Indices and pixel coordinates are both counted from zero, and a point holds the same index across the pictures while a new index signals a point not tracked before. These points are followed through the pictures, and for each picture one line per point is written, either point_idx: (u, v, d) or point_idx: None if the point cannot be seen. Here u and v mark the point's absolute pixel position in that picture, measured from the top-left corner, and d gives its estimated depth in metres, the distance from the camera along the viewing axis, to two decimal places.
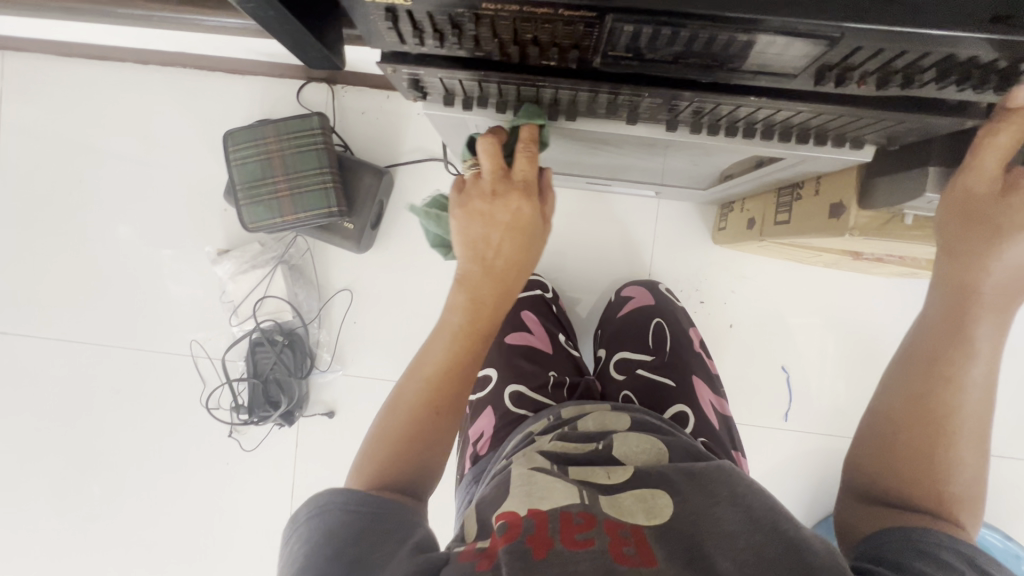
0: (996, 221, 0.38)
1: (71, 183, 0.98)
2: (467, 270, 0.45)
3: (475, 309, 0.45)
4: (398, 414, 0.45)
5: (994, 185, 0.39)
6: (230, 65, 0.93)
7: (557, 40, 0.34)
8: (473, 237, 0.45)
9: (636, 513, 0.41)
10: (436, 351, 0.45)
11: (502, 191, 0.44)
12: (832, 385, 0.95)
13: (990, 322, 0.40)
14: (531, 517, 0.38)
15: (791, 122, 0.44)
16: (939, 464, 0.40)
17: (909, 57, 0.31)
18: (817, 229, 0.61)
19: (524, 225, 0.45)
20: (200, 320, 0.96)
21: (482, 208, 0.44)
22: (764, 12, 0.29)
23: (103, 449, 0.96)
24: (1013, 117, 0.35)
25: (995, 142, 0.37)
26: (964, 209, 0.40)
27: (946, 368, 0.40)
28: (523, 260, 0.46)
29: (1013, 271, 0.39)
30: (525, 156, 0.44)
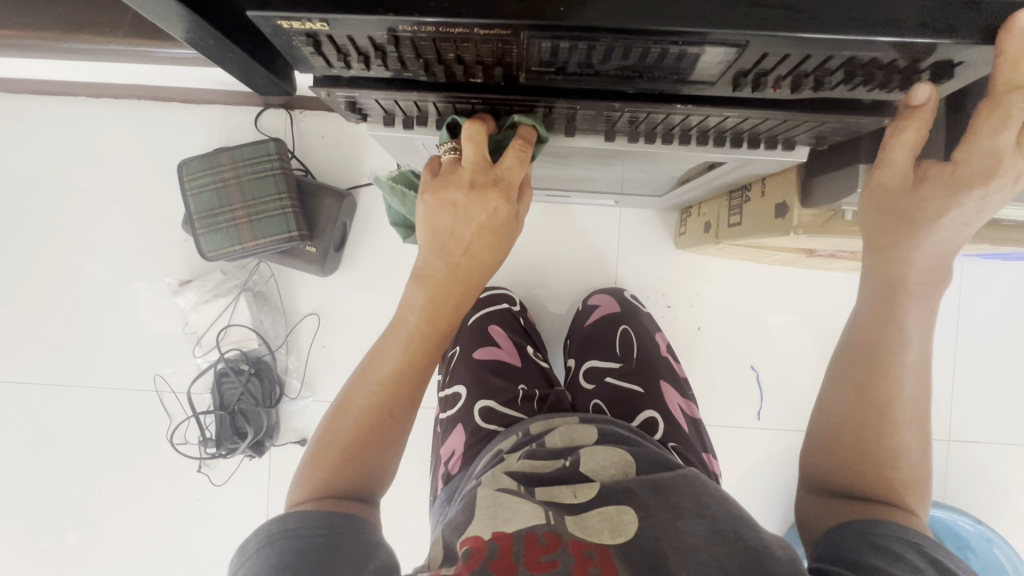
0: (911, 212, 0.39)
1: (25, 221, 0.95)
2: (431, 267, 0.44)
3: (433, 309, 0.44)
4: (351, 414, 0.44)
5: (906, 178, 0.39)
6: (186, 95, 0.92)
7: (479, 58, 0.34)
8: (443, 231, 0.43)
9: (601, 533, 0.40)
10: (394, 353, 0.45)
11: (481, 186, 0.42)
12: (802, 381, 0.96)
13: (918, 308, 0.41)
14: (496, 541, 0.37)
15: (725, 127, 0.45)
16: (886, 450, 0.41)
17: (815, 61, 0.33)
18: (765, 229, 0.62)
19: (497, 227, 0.43)
20: (163, 353, 0.94)
21: (457, 200, 0.42)
22: (671, 24, 0.30)
23: (65, 493, 0.93)
24: (917, 114, 0.36)
25: (904, 139, 0.37)
26: (884, 205, 0.41)
27: (885, 355, 0.41)
28: (490, 262, 0.45)
29: (933, 257, 0.40)
30: (516, 155, 0.42)
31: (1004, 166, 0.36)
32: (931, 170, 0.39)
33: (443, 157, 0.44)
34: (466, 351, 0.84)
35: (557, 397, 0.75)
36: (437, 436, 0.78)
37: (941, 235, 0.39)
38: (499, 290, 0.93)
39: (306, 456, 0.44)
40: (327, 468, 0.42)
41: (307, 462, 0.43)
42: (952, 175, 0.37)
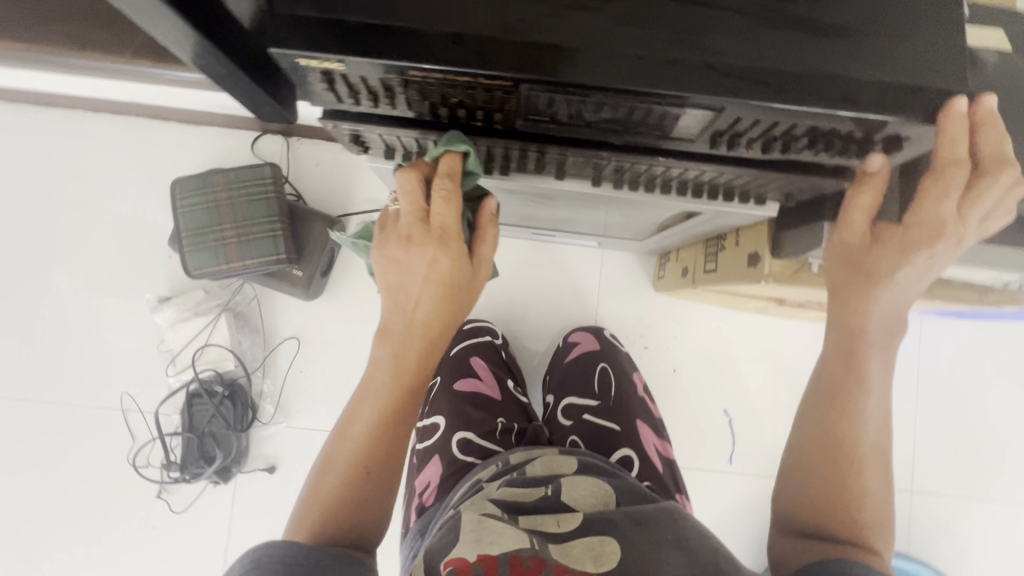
0: (870, 267, 0.42)
1: (4, 229, 0.94)
2: (389, 321, 0.45)
3: (399, 364, 0.45)
4: (331, 474, 0.46)
5: (865, 237, 0.42)
6: (185, 115, 0.94)
7: (481, 104, 0.37)
8: (394, 285, 0.44)
9: (584, 561, 0.40)
10: (369, 412, 0.46)
11: (419, 238, 0.43)
12: (772, 427, 0.98)
13: (879, 357, 0.44)
14: (481, 563, 0.38)
15: (702, 180, 0.49)
16: (851, 493, 0.43)
17: (783, 127, 0.36)
18: (739, 276, 0.66)
19: (446, 277, 0.43)
20: (133, 371, 0.91)
21: (398, 255, 0.43)
22: (657, 86, 0.34)
23: (9, 516, 0.88)
24: (870, 180, 0.40)
25: (861, 202, 0.41)
26: (844, 261, 0.43)
27: (846, 401, 0.44)
28: (448, 313, 0.45)
29: (891, 309, 0.43)
30: (440, 196, 0.42)
31: (947, 231, 0.39)
32: (885, 232, 0.41)
33: (392, 207, 0.46)
34: (447, 381, 0.85)
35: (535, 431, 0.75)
36: (413, 467, 0.78)
37: (898, 289, 0.42)
38: (482, 322, 0.94)
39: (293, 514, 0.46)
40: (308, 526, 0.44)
41: (293, 520, 0.45)
42: (904, 237, 0.40)
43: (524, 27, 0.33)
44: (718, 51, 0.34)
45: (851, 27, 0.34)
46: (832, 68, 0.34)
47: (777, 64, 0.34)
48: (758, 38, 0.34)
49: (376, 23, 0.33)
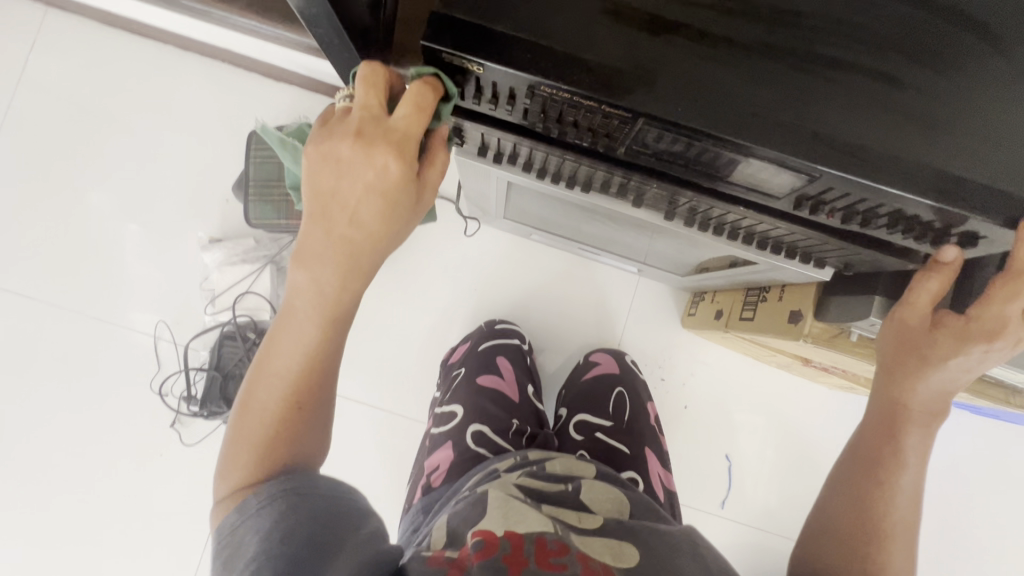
0: (924, 350, 0.44)
1: (78, 144, 0.98)
2: (315, 236, 0.38)
3: (321, 288, 0.39)
4: (254, 409, 0.40)
5: (925, 320, 0.45)
6: (267, 69, 0.98)
7: (593, 127, 0.40)
8: (325, 191, 0.37)
9: (605, 554, 0.43)
10: (288, 341, 0.40)
11: (369, 137, 0.36)
12: (769, 481, 1.00)
13: (920, 434, 0.46)
14: (508, 538, 0.40)
15: (769, 236, 0.52)
16: (873, 565, 0.44)
17: (869, 204, 0.39)
18: (777, 330, 0.68)
19: (391, 193, 0.37)
20: (172, 302, 0.95)
21: (340, 154, 0.36)
22: (763, 146, 0.36)
23: (27, 414, 0.91)
24: (942, 269, 0.42)
25: (928, 287, 0.43)
26: (901, 337, 0.46)
27: (884, 473, 0.46)
28: (385, 233, 0.39)
29: (938, 392, 0.45)
30: (413, 102, 0.35)
31: (1008, 329, 0.41)
32: (946, 319, 0.44)
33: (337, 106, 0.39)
34: (471, 374, 0.88)
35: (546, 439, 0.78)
36: (425, 448, 0.81)
37: (948, 376, 0.44)
38: (511, 326, 0.97)
39: (221, 458, 0.41)
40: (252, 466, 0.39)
41: (224, 458, 0.41)
42: (963, 327, 0.42)
43: (653, 67, 0.36)
44: (825, 124, 0.36)
45: (947, 126, 0.37)
46: (926, 160, 0.36)
47: (877, 145, 0.36)
48: (863, 118, 0.37)
49: (521, 36, 0.36)
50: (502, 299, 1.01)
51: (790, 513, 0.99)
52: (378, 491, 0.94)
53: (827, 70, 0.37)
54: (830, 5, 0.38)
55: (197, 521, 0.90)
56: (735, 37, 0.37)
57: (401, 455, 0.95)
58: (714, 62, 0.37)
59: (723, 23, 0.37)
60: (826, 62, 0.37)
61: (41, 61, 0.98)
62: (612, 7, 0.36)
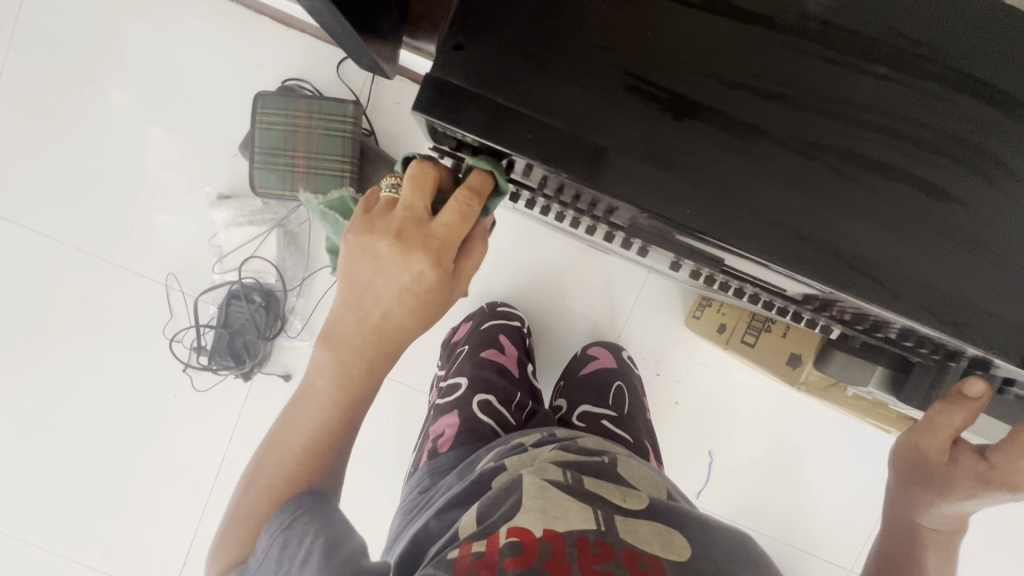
0: (941, 482, 0.43)
1: (82, 78, 0.94)
2: (345, 326, 0.40)
3: (343, 374, 0.41)
4: (262, 480, 0.42)
5: (943, 454, 0.43)
6: (278, 14, 0.91)
7: (597, 201, 0.37)
8: (361, 282, 0.39)
9: (653, 544, 0.43)
10: (304, 417, 0.42)
11: (409, 241, 0.38)
12: (747, 479, 1.03)
13: (937, 556, 0.45)
14: (548, 541, 0.41)
15: (777, 304, 0.48)
16: None
17: (881, 319, 0.36)
18: (774, 369, 0.71)
19: (423, 294, 0.39)
20: (182, 254, 0.96)
21: (379, 251, 0.38)
22: (772, 258, 0.33)
23: (52, 348, 0.96)
24: (964, 405, 0.41)
25: (951, 421, 0.42)
26: (917, 465, 0.45)
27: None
28: (411, 328, 0.41)
29: (951, 518, 0.44)
30: (456, 212, 0.39)
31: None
32: (965, 457, 0.42)
33: (384, 195, 0.42)
34: (473, 351, 0.89)
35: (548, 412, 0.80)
36: (430, 416, 0.84)
37: (962, 509, 0.43)
38: (509, 308, 0.96)
39: (222, 525, 0.43)
40: (247, 543, 0.41)
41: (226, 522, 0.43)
42: (984, 473, 0.41)
43: (668, 157, 0.33)
44: (849, 240, 0.33)
45: (991, 248, 0.33)
46: (955, 286, 0.33)
47: (904, 268, 0.33)
48: (893, 234, 0.33)
49: (523, 112, 0.32)
50: (508, 280, 1.00)
51: (763, 511, 1.03)
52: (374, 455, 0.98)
53: (864, 174, 0.33)
54: (881, 93, 0.33)
55: (206, 461, 0.96)
56: (766, 128, 0.33)
57: (399, 422, 0.98)
58: (738, 157, 0.33)
59: (755, 109, 0.33)
60: (864, 165, 0.33)
61: None
62: (635, 82, 0.33)
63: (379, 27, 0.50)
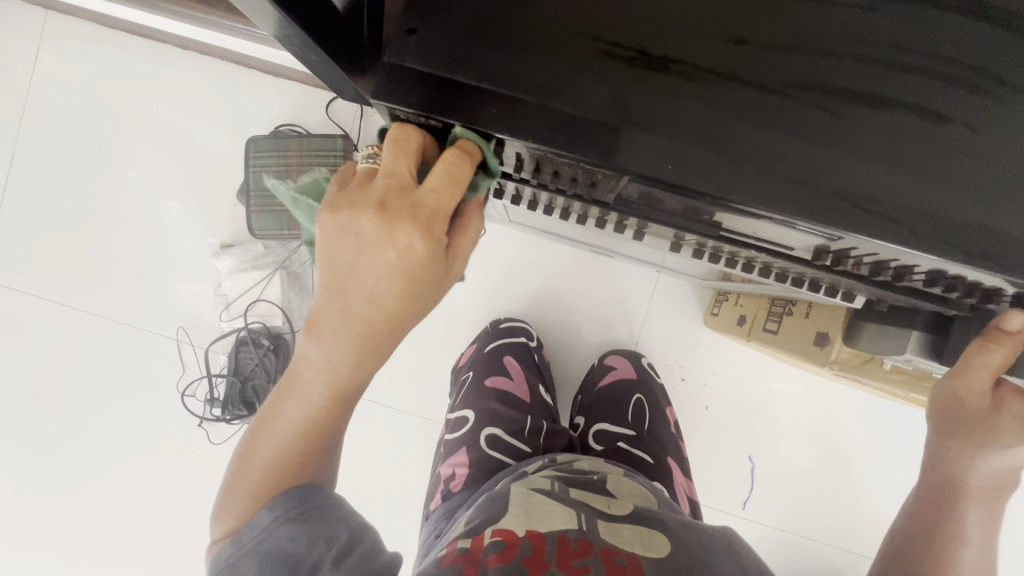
0: (984, 430, 0.38)
1: (89, 149, 0.98)
2: (328, 315, 0.35)
3: (333, 369, 0.36)
4: (256, 464, 0.38)
5: (983, 399, 0.39)
6: (266, 65, 0.94)
7: (576, 176, 0.35)
8: (343, 267, 0.34)
9: (633, 544, 0.44)
10: (293, 408, 0.37)
11: (393, 211, 0.33)
12: (796, 482, 0.96)
13: (980, 512, 0.40)
14: (529, 540, 0.42)
15: (789, 270, 0.45)
16: None
17: (902, 263, 0.33)
18: (801, 351, 0.66)
19: (414, 273, 0.34)
20: (191, 307, 0.96)
21: (361, 226, 0.33)
22: (768, 206, 0.30)
23: (71, 412, 0.96)
24: (1005, 343, 0.35)
25: (987, 361, 0.36)
26: (949, 412, 0.40)
27: (944, 549, 0.40)
28: (403, 317, 0.35)
29: (1001, 472, 0.39)
30: (444, 176, 0.33)
31: None
32: (1010, 400, 0.38)
33: (361, 167, 0.36)
34: (479, 376, 0.87)
35: (563, 437, 0.78)
36: (439, 456, 0.80)
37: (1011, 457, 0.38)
38: (518, 322, 0.94)
39: (219, 497, 0.40)
40: (236, 517, 0.39)
41: (220, 501, 0.40)
42: None
43: (643, 116, 0.31)
44: (854, 179, 0.30)
45: (1008, 168, 0.30)
46: (976, 216, 0.30)
47: (916, 201, 0.30)
48: (903, 167, 0.30)
49: (486, 88, 0.31)
50: (516, 298, 0.98)
51: (816, 516, 0.96)
52: (396, 493, 0.94)
53: (854, 108, 0.31)
54: (871, 21, 0.31)
55: None
56: (741, 73, 0.31)
57: (419, 455, 0.94)
58: (720, 106, 0.31)
59: (725, 55, 0.31)
60: (856, 99, 0.31)
61: (47, 66, 0.97)
62: (603, 45, 0.31)
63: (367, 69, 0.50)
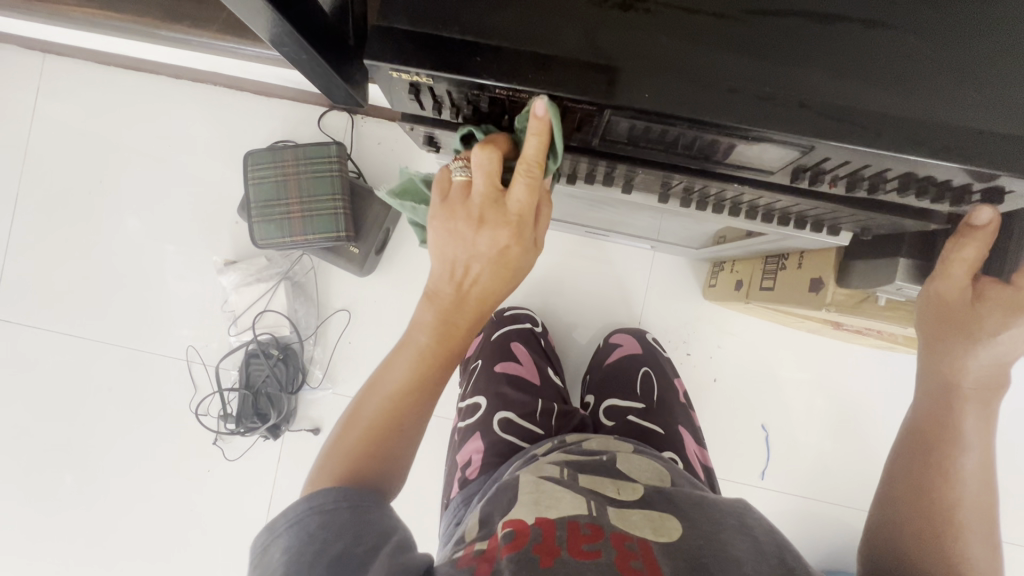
0: (971, 327, 0.40)
1: (91, 184, 1.01)
2: (442, 293, 0.42)
3: (441, 333, 0.43)
4: (360, 425, 0.43)
5: (965, 293, 0.40)
6: (257, 87, 0.97)
7: (562, 122, 0.37)
8: (453, 261, 0.41)
9: (644, 528, 0.44)
10: (402, 370, 0.43)
11: (491, 222, 0.39)
12: (813, 448, 0.96)
13: (976, 413, 0.42)
14: (539, 527, 0.42)
15: (774, 207, 0.47)
16: (953, 557, 0.39)
17: (874, 169, 0.35)
18: (797, 300, 0.66)
19: (511, 261, 0.41)
20: (199, 326, 0.98)
21: (465, 235, 0.39)
22: (743, 122, 0.33)
23: (86, 442, 0.97)
24: (975, 235, 0.37)
25: (963, 256, 0.39)
26: (940, 315, 0.41)
27: (942, 460, 0.41)
28: (502, 290, 0.43)
29: (989, 367, 0.40)
30: (526, 185, 0.37)
31: None
32: (989, 289, 0.40)
33: (454, 173, 0.40)
34: (487, 365, 0.88)
35: (575, 417, 0.78)
36: (454, 445, 0.80)
37: (998, 349, 0.40)
38: (521, 310, 0.96)
39: (314, 463, 0.43)
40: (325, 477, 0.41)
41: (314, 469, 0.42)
42: (1012, 298, 0.38)
43: (616, 53, 0.33)
44: (817, 90, 0.33)
45: (964, 70, 0.33)
46: (935, 117, 0.32)
47: (876, 107, 0.32)
48: (865, 77, 0.33)
49: (468, 39, 0.34)
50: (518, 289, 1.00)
51: (842, 482, 0.96)
52: (416, 493, 0.95)
53: (808, 27, 0.33)
54: None
55: (248, 532, 0.93)
56: (700, 6, 0.33)
57: (436, 454, 0.95)
58: (689, 38, 0.33)
59: None
60: (816, 20, 0.33)
61: (45, 107, 1.01)
62: None
63: (352, 72, 0.52)
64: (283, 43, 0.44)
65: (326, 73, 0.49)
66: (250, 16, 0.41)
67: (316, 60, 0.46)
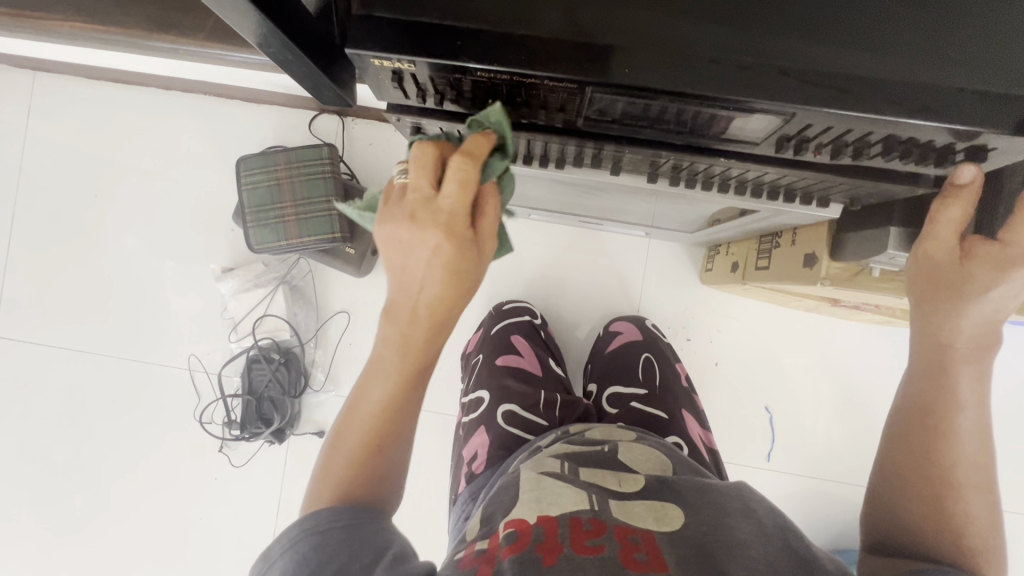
0: (961, 285, 0.40)
1: (87, 199, 1.01)
2: (395, 305, 0.39)
3: (406, 347, 0.39)
4: (341, 450, 0.41)
5: (952, 253, 0.40)
6: (247, 94, 0.98)
7: (546, 103, 0.38)
8: (398, 268, 0.37)
9: (647, 519, 0.44)
10: (375, 390, 0.41)
11: (424, 220, 0.35)
12: (818, 427, 0.96)
13: (970, 370, 0.42)
14: (541, 525, 0.42)
15: (763, 181, 0.47)
16: (949, 513, 0.40)
17: (856, 134, 0.35)
18: (792, 276, 0.66)
19: (454, 266, 0.36)
20: (200, 334, 0.98)
21: (400, 236, 0.36)
22: (723, 91, 0.33)
23: (94, 455, 0.97)
24: (960, 194, 0.38)
25: (949, 215, 0.38)
26: (929, 276, 0.42)
27: (940, 421, 0.41)
28: (456, 299, 0.38)
29: (981, 325, 0.41)
30: (456, 178, 0.34)
31: None
32: (977, 247, 0.39)
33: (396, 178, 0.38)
34: (488, 359, 0.88)
35: (578, 406, 0.78)
36: (459, 440, 0.80)
37: (988, 305, 0.40)
38: (520, 303, 0.96)
39: (308, 487, 0.43)
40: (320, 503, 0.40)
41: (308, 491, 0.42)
42: (999, 254, 0.38)
43: (594, 28, 0.33)
44: (794, 56, 0.33)
45: (942, 30, 0.33)
46: (915, 78, 0.32)
47: (855, 70, 0.33)
48: (843, 41, 0.33)
49: (447, 23, 0.34)
50: (516, 283, 1.00)
51: (851, 461, 0.96)
52: (423, 492, 0.95)
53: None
54: None
55: (259, 537, 0.94)
56: None
57: (441, 451, 0.96)
58: (667, 10, 0.33)
59: None
60: None
61: (38, 124, 1.01)
62: None
63: (341, 76, 0.52)
64: (265, 41, 0.44)
65: (312, 72, 0.48)
66: (230, 13, 0.41)
67: (300, 58, 0.46)
